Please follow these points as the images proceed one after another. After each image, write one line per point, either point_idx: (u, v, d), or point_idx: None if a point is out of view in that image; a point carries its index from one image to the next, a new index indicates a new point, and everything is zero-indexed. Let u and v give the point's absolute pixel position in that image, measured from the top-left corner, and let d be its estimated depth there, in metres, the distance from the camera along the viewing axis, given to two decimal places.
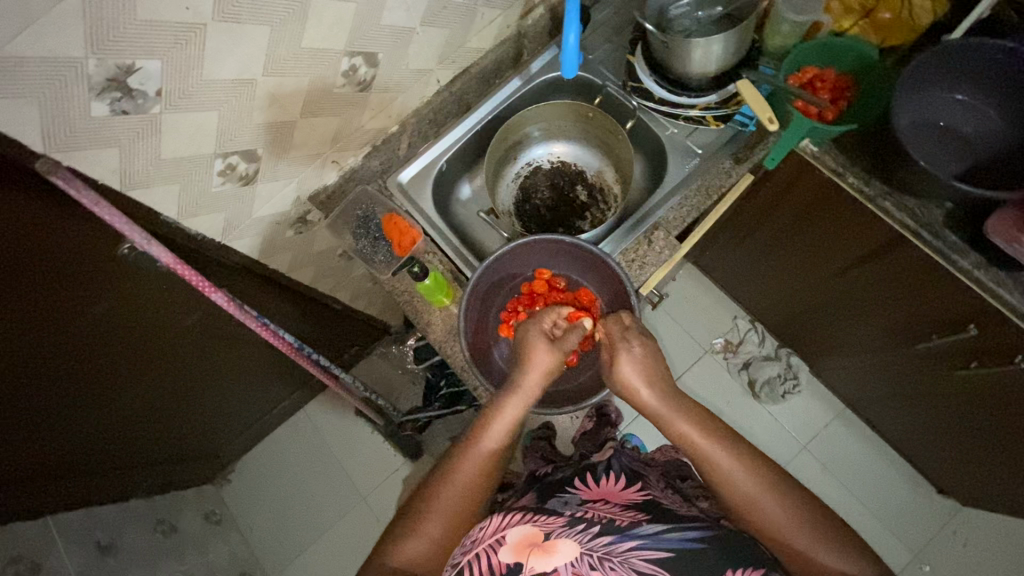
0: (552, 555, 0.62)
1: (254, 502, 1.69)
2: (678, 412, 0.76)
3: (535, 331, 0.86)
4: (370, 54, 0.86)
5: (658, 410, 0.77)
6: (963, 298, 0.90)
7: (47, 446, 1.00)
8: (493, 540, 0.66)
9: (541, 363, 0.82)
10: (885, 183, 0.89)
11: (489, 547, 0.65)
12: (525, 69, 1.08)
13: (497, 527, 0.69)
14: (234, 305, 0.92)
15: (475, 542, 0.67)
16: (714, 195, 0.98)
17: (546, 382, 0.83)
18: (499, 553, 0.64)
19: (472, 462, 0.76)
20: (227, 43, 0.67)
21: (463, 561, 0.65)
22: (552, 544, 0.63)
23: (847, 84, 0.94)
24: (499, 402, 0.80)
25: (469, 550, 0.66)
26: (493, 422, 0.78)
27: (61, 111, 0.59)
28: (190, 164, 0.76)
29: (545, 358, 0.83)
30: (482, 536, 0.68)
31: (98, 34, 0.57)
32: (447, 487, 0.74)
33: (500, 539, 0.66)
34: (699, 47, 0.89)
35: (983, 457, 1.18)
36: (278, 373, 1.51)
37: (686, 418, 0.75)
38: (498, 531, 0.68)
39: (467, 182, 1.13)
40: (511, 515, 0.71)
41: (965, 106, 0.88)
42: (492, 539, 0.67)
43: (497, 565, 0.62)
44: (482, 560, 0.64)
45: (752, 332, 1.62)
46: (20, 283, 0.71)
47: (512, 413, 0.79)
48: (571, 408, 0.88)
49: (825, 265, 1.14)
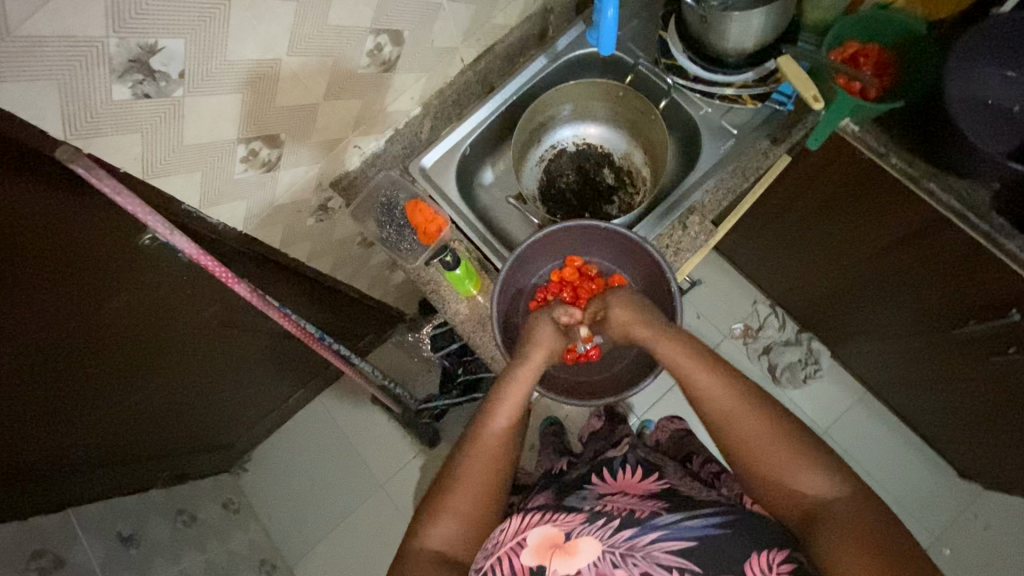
0: (575, 556, 0.58)
1: (272, 491, 1.68)
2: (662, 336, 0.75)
3: (540, 315, 0.86)
4: (396, 32, 0.82)
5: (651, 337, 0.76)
6: (1008, 283, 0.88)
7: (66, 441, 0.98)
8: (515, 543, 0.62)
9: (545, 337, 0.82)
10: (931, 164, 0.86)
11: (511, 551, 0.61)
12: (550, 46, 1.03)
13: (517, 529, 0.65)
14: (257, 296, 0.89)
15: (496, 546, 0.63)
16: (751, 175, 0.95)
17: (555, 355, 0.82)
18: (520, 556, 0.60)
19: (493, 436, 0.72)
20: (252, 21, 0.63)
21: (486, 565, 0.62)
22: (573, 545, 0.59)
23: (891, 62, 0.90)
24: (509, 373, 0.77)
25: (490, 553, 0.63)
26: (507, 396, 0.75)
27: (81, 95, 0.56)
28: (213, 150, 0.73)
29: (547, 330, 0.83)
30: (502, 540, 0.64)
31: (119, 12, 0.53)
32: (469, 466, 0.70)
33: (522, 542, 0.62)
34: (739, 20, 0.84)
35: (1015, 442, 1.16)
36: (295, 363, 1.49)
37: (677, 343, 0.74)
38: (519, 533, 0.64)
39: (490, 166, 1.10)
40: (531, 515, 0.67)
41: (1015, 82, 0.82)
42: (513, 541, 0.63)
43: (521, 569, 0.59)
44: (506, 564, 0.60)
45: (772, 316, 1.60)
46: (44, 277, 0.68)
47: (524, 387, 0.76)
48: (610, 400, 0.83)
49: (859, 247, 1.11)
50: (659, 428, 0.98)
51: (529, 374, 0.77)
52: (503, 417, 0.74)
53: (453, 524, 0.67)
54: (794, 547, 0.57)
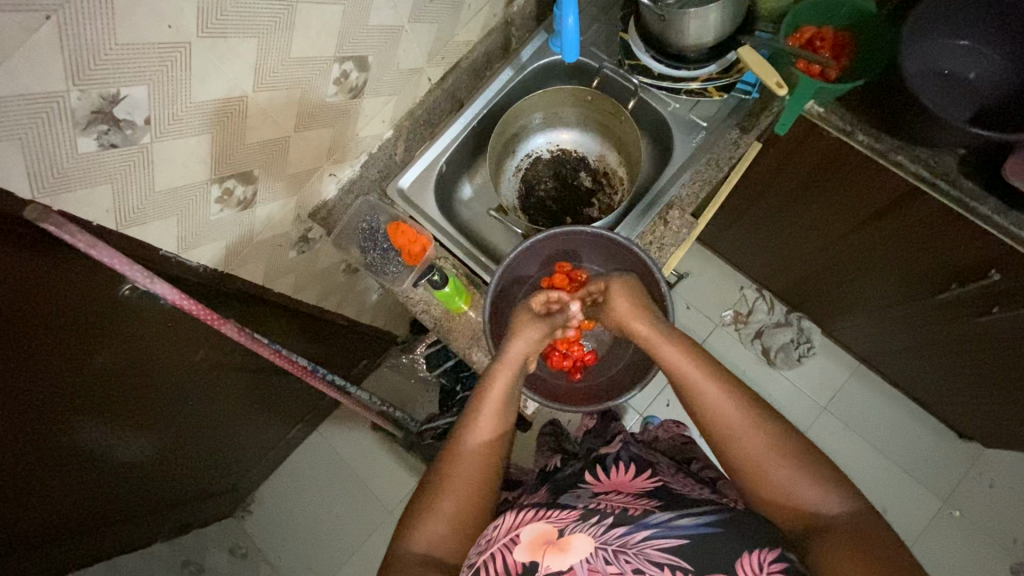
0: (567, 553, 0.56)
1: (279, 531, 1.65)
2: (658, 336, 0.76)
3: (520, 305, 0.85)
4: (361, 58, 0.82)
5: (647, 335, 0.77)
6: (985, 245, 0.89)
7: (64, 506, 0.95)
8: (508, 539, 0.60)
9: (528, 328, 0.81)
10: (896, 137, 0.87)
11: (504, 546, 0.59)
12: (515, 58, 1.05)
13: (511, 525, 0.63)
14: (245, 334, 0.86)
15: (488, 542, 0.61)
16: (724, 167, 0.96)
17: (535, 349, 0.80)
18: (514, 552, 0.58)
19: (482, 427, 0.72)
20: (213, 61, 0.63)
21: (478, 561, 0.59)
22: (566, 541, 0.57)
23: (845, 42, 0.93)
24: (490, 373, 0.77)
25: (483, 549, 0.60)
26: (486, 396, 0.74)
27: (45, 151, 0.55)
28: (186, 193, 0.72)
29: (527, 326, 0.81)
30: (495, 535, 0.62)
31: (79, 65, 0.52)
32: (455, 468, 0.69)
33: (515, 538, 0.60)
34: (696, 16, 0.86)
35: (1010, 397, 1.19)
36: (289, 397, 1.47)
37: (672, 342, 0.74)
38: (512, 528, 0.62)
39: (467, 181, 1.10)
40: (523, 512, 0.65)
41: (968, 51, 0.87)
42: (506, 538, 0.61)
43: (513, 566, 0.57)
44: (497, 561, 0.58)
45: (760, 300, 1.61)
46: (25, 343, 0.66)
47: (503, 384, 0.75)
48: (589, 407, 0.84)
49: (838, 224, 1.13)
50: (663, 426, 0.98)
51: (509, 373, 0.77)
52: (486, 417, 0.73)
53: (446, 526, 0.65)
54: (784, 547, 0.56)
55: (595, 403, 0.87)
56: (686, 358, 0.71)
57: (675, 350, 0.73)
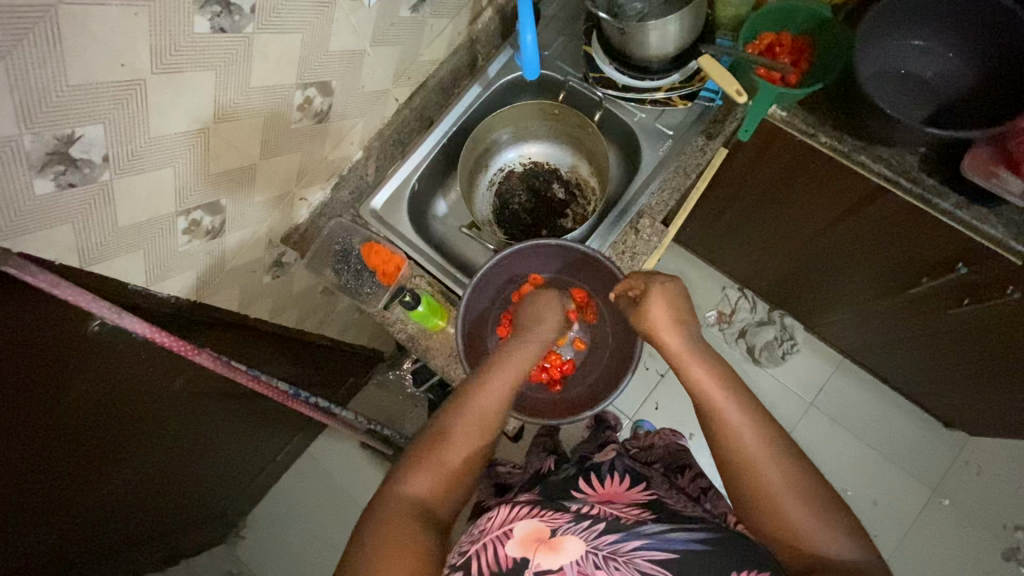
0: (558, 553, 0.56)
1: (271, 556, 1.63)
2: (689, 354, 0.72)
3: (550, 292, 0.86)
4: (324, 83, 0.83)
5: (678, 352, 0.73)
6: (951, 239, 0.90)
7: (48, 545, 0.94)
8: (501, 531, 0.60)
9: (552, 319, 0.83)
10: (858, 138, 0.88)
11: (496, 539, 0.59)
12: (482, 74, 1.06)
13: (504, 518, 0.63)
14: (220, 362, 0.84)
15: (482, 533, 0.62)
16: (692, 173, 0.97)
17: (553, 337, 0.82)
18: (506, 545, 0.58)
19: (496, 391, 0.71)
20: (170, 95, 0.63)
21: (470, 551, 0.60)
22: (558, 541, 0.57)
23: (804, 46, 0.94)
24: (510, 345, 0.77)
25: (476, 540, 0.61)
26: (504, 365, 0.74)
27: (1, 194, 0.55)
28: (151, 226, 0.72)
29: (551, 316, 0.83)
30: (489, 527, 0.62)
31: (30, 108, 0.52)
32: (461, 421, 0.68)
33: (508, 532, 0.60)
34: (656, 28, 0.87)
35: (988, 386, 1.20)
36: (275, 420, 1.46)
37: (700, 360, 0.71)
38: (506, 522, 0.62)
39: (442, 198, 1.11)
40: (518, 507, 0.64)
41: (923, 51, 0.88)
42: (500, 530, 0.61)
43: (505, 559, 0.57)
44: (489, 553, 0.58)
45: (742, 299, 1.62)
46: (4, 390, 0.65)
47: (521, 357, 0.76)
48: (572, 419, 0.84)
49: (809, 224, 1.14)
50: (658, 433, 0.97)
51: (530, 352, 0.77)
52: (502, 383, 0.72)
53: (441, 473, 0.64)
54: (773, 570, 0.56)
55: (576, 413, 0.87)
56: (718, 382, 0.68)
57: (703, 373, 0.69)
